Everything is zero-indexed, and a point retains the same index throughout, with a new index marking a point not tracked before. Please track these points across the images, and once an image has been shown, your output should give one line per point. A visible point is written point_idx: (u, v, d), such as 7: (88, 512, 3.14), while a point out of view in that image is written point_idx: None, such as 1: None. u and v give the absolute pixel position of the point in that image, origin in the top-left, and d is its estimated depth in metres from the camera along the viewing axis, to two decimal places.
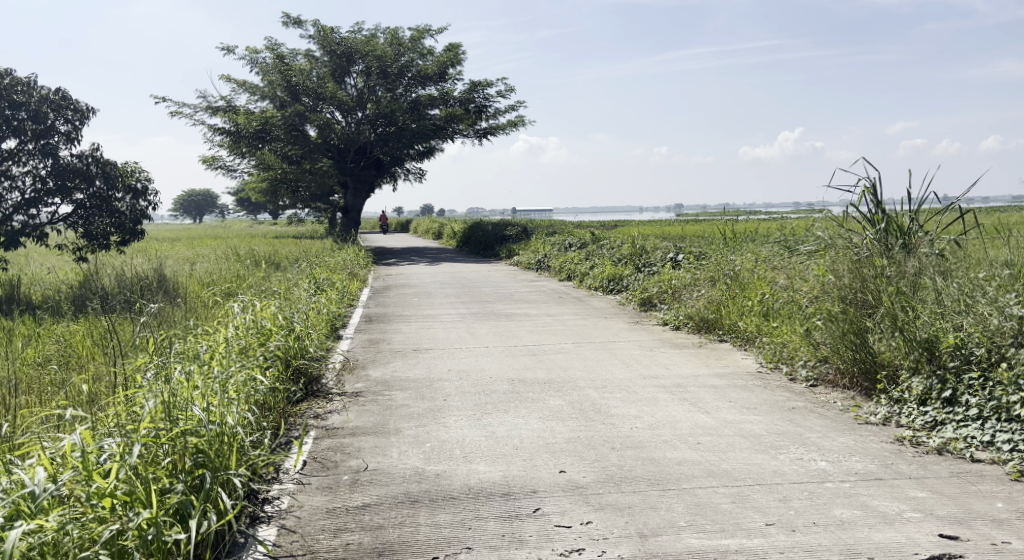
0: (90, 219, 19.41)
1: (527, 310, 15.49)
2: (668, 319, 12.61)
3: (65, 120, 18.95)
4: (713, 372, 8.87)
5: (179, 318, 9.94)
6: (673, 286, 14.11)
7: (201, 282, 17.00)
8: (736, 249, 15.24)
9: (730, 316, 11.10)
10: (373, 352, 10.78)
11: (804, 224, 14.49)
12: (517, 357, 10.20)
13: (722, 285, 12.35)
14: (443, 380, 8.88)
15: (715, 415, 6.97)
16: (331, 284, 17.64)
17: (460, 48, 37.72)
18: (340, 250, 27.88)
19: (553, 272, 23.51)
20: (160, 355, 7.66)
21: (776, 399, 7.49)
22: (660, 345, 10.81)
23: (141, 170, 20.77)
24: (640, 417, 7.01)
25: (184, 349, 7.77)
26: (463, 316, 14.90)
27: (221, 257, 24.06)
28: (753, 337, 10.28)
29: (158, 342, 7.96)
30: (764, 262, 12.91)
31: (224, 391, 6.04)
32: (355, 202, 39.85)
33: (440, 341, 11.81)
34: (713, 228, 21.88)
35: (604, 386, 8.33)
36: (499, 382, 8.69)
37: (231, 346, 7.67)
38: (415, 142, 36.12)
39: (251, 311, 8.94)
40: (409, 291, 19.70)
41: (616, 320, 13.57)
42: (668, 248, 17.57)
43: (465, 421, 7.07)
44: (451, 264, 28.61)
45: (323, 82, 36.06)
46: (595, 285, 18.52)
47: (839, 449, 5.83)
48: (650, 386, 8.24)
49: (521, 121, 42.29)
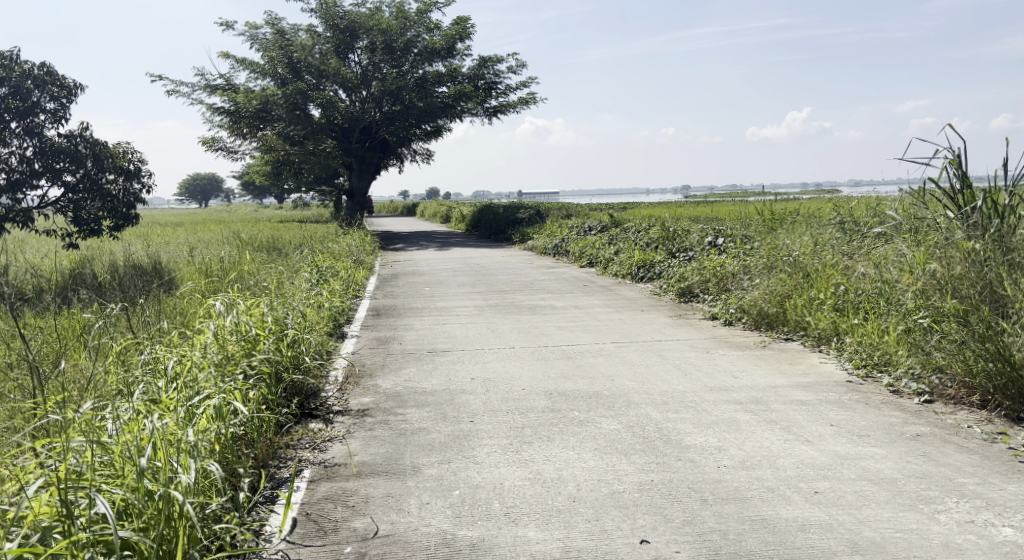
0: (81, 203, 17.87)
1: (552, 302, 13.94)
2: (718, 313, 11.11)
3: (50, 97, 17.40)
4: (795, 383, 7.32)
5: (156, 317, 8.49)
6: (719, 274, 12.59)
7: (196, 269, 15.57)
8: (787, 231, 13.72)
9: (797, 311, 9.58)
10: (381, 355, 9.29)
11: (865, 204, 12.95)
12: (551, 362, 8.68)
13: (781, 274, 10.82)
14: (467, 394, 7.38)
15: (821, 447, 5.42)
16: (335, 272, 16.14)
17: (468, 22, 35.99)
18: (346, 235, 26.48)
19: (572, 257, 21.97)
20: (119, 376, 6.24)
21: (889, 421, 5.93)
22: (715, 346, 9.27)
23: (134, 150, 19.20)
24: (725, 449, 5.47)
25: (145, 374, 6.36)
26: (481, 308, 13.38)
27: (222, 243, 22.52)
28: (832, 337, 8.77)
29: (118, 360, 6.55)
30: (827, 248, 11.37)
31: (183, 434, 4.61)
32: (360, 184, 38.46)
33: (458, 340, 10.30)
34: (749, 208, 20.28)
35: (665, 403, 6.79)
36: (535, 396, 7.17)
37: (204, 363, 6.20)
38: (423, 121, 34.59)
39: (234, 310, 7.45)
40: (420, 279, 18.17)
41: (655, 314, 12.02)
42: (704, 230, 16.02)
43: (499, 455, 5.54)
44: (463, 249, 27.09)
45: (326, 59, 34.32)
46: (624, 272, 17.00)
47: (1017, 504, 4.30)
48: (722, 402, 6.70)
49: (532, 99, 40.67)
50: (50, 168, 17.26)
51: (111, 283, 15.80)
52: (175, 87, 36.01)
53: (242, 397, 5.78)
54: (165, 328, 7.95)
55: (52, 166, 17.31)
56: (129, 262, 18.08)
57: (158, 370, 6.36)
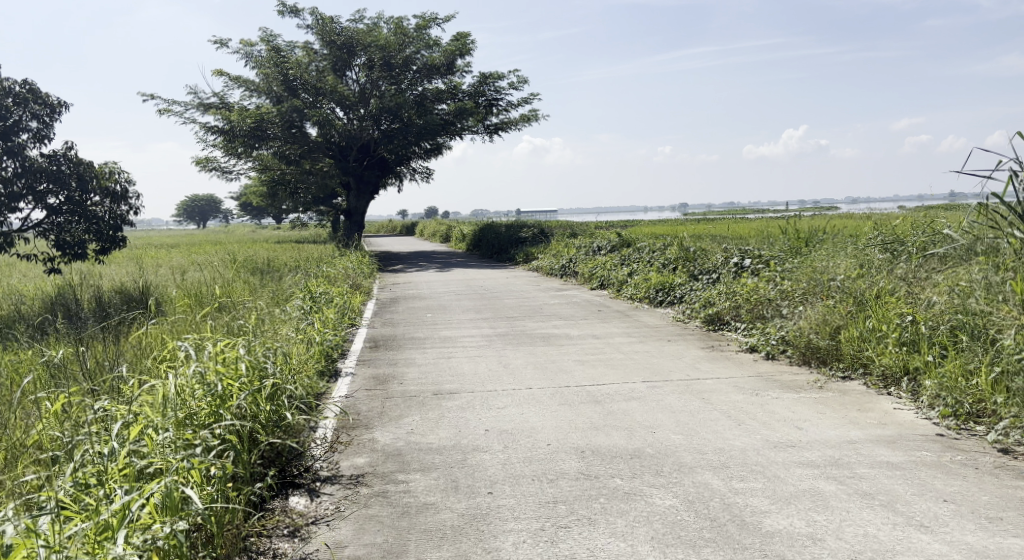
0: (65, 225, 16.54)
1: (566, 330, 12.71)
2: (757, 345, 9.94)
3: (32, 114, 16.28)
4: (876, 437, 6.10)
5: (113, 359, 7.26)
6: (751, 299, 11.44)
7: (181, 295, 14.35)
8: (822, 252, 12.63)
9: (853, 344, 8.43)
10: (379, 400, 8.04)
11: (911, 226, 11.87)
12: (576, 409, 7.46)
13: (828, 301, 9.67)
14: (482, 453, 6.16)
15: (946, 538, 4.20)
16: (330, 298, 14.90)
17: (468, 38, 35.08)
18: (344, 257, 25.31)
19: (581, 279, 20.80)
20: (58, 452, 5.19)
21: (1019, 497, 4.71)
22: (764, 387, 8.06)
23: (121, 170, 17.98)
24: (821, 540, 4.27)
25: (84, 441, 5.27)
26: (489, 338, 12.16)
27: (214, 266, 21.28)
28: (901, 377, 7.57)
29: (60, 429, 5.46)
30: (877, 270, 10.25)
31: None
32: (359, 204, 37.16)
33: (467, 377, 9.09)
34: (770, 226, 19.18)
35: (725, 467, 5.58)
36: (563, 457, 5.96)
37: (156, 432, 5.08)
38: (423, 139, 33.56)
39: (204, 354, 6.28)
40: (420, 304, 16.94)
41: (685, 345, 10.81)
42: (727, 250, 14.90)
43: (530, 550, 4.34)
44: (466, 270, 25.93)
45: (323, 76, 33.20)
46: (640, 296, 15.84)
47: None
48: (796, 466, 5.49)
49: (534, 116, 39.73)
50: (32, 189, 16.04)
51: (90, 312, 14.55)
52: (168, 105, 34.87)
53: (201, 478, 4.66)
54: (121, 373, 6.76)
55: (34, 187, 16.11)
56: (113, 288, 16.84)
57: (100, 436, 5.26)
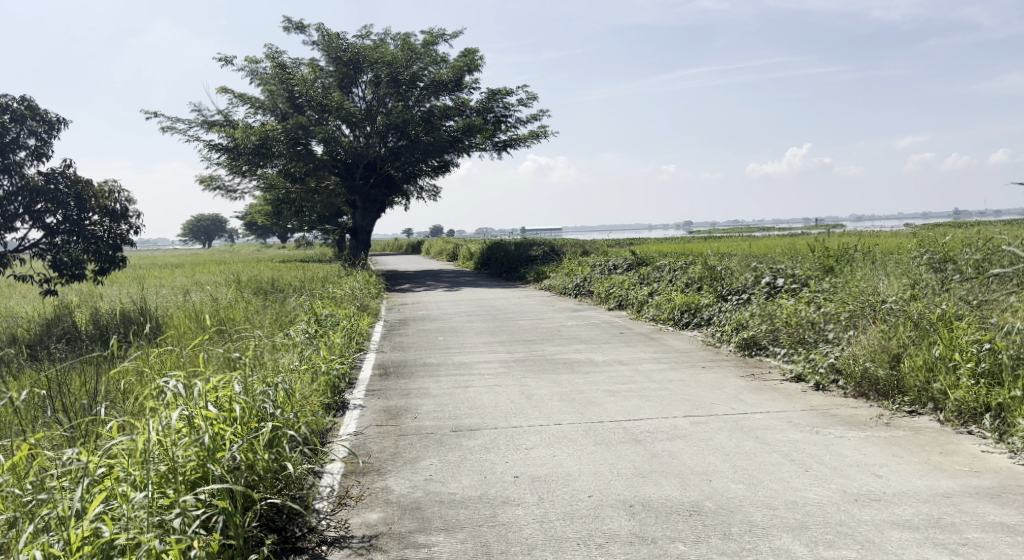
0: (63, 246, 15.71)
1: (589, 355, 11.83)
2: (804, 374, 9.08)
3: (30, 131, 15.55)
4: (974, 488, 5.25)
5: (92, 397, 6.45)
6: (791, 322, 10.58)
7: (181, 318, 13.52)
8: (863, 271, 11.81)
9: (919, 374, 7.57)
10: (392, 438, 7.19)
11: (962, 244, 11.01)
12: (615, 450, 6.60)
13: (883, 325, 8.81)
14: (514, 508, 5.32)
15: None
16: (336, 321, 14.05)
17: (476, 54, 34.48)
18: (350, 276, 24.49)
19: (597, 299, 19.95)
20: (14, 520, 4.42)
21: None
22: (823, 424, 7.19)
23: (122, 189, 17.20)
24: None
25: (47, 500, 4.53)
26: (507, 364, 11.30)
27: (218, 287, 20.47)
28: (982, 414, 6.75)
29: (20, 490, 4.67)
30: (933, 291, 9.41)
31: None
32: (365, 222, 36.52)
33: (487, 411, 8.22)
34: (797, 243, 18.33)
35: (806, 527, 4.75)
36: (610, 514, 5.13)
37: (129, 501, 4.29)
38: (430, 157, 32.75)
39: (193, 393, 5.47)
40: (431, 326, 16.09)
41: (722, 372, 9.95)
42: (758, 269, 14.04)
43: None
44: (475, 290, 25.07)
45: (329, 93, 32.53)
46: (664, 317, 14.96)
47: None
48: (892, 527, 4.67)
49: (543, 133, 39.06)
50: (28, 209, 15.24)
51: (85, 336, 13.71)
52: (172, 123, 34.22)
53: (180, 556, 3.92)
54: (100, 415, 5.97)
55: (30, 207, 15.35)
56: (111, 310, 16.01)
57: (65, 494, 4.51)
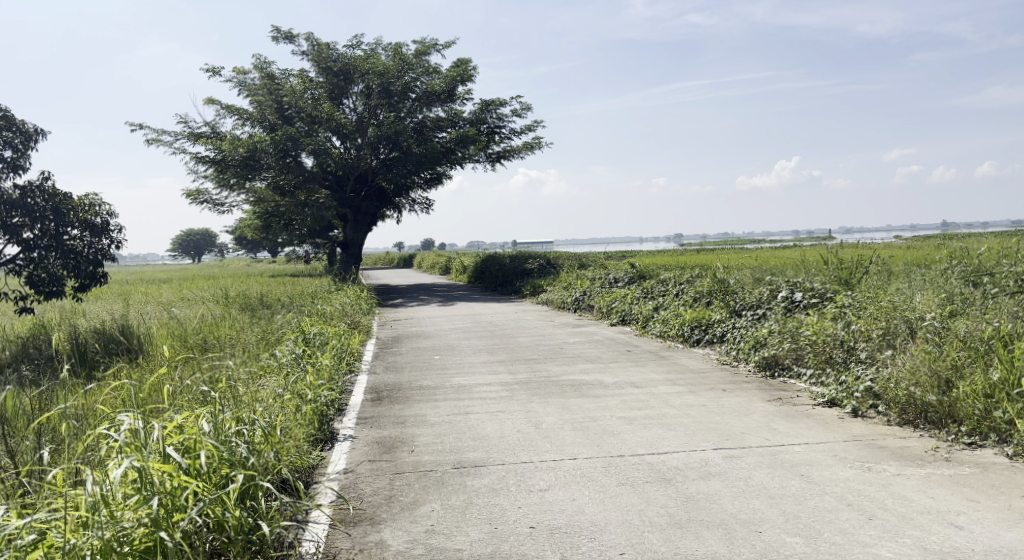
0: (40, 261, 14.73)
1: (597, 377, 10.98)
2: (838, 398, 8.24)
3: (5, 141, 14.66)
4: None
5: (40, 437, 5.61)
6: (817, 340, 9.77)
7: (161, 336, 12.62)
8: (890, 285, 11.04)
9: (977, 402, 6.79)
10: (386, 477, 6.33)
11: (997, 257, 10.26)
12: (643, 492, 5.76)
13: (925, 344, 8.02)
14: None
15: None
16: (326, 340, 13.16)
17: (469, 64, 33.80)
18: (341, 292, 23.56)
19: (598, 314, 19.11)
20: None
21: None
22: (874, 458, 6.37)
23: (102, 203, 16.32)
24: None
25: None
26: (509, 387, 10.43)
27: (203, 303, 19.52)
28: None
29: None
30: (976, 307, 8.64)
31: None
32: (356, 235, 35.66)
33: (492, 443, 7.35)
34: (806, 255, 17.55)
35: None
36: None
37: None
38: (423, 168, 31.96)
39: (151, 436, 4.66)
40: (425, 344, 15.20)
41: (745, 396, 9.12)
42: (772, 283, 13.25)
43: None
44: (470, 304, 24.22)
45: (319, 104, 31.49)
46: (671, 334, 14.14)
47: None
48: None
49: (537, 143, 38.32)
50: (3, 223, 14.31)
51: (57, 357, 12.77)
52: (158, 135, 33.29)
53: None
54: (45, 462, 5.13)
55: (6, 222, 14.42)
56: (89, 328, 15.05)
57: None
